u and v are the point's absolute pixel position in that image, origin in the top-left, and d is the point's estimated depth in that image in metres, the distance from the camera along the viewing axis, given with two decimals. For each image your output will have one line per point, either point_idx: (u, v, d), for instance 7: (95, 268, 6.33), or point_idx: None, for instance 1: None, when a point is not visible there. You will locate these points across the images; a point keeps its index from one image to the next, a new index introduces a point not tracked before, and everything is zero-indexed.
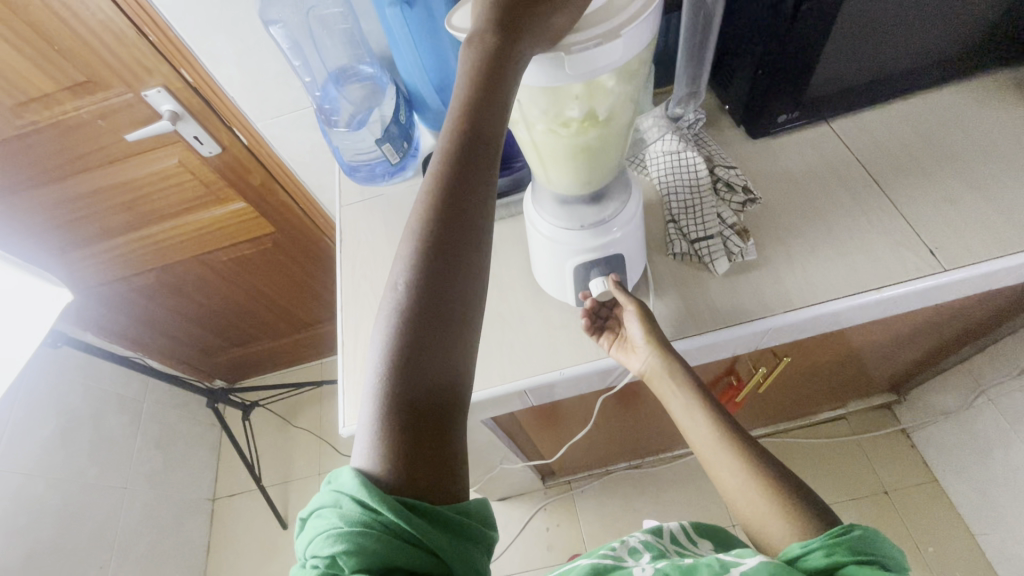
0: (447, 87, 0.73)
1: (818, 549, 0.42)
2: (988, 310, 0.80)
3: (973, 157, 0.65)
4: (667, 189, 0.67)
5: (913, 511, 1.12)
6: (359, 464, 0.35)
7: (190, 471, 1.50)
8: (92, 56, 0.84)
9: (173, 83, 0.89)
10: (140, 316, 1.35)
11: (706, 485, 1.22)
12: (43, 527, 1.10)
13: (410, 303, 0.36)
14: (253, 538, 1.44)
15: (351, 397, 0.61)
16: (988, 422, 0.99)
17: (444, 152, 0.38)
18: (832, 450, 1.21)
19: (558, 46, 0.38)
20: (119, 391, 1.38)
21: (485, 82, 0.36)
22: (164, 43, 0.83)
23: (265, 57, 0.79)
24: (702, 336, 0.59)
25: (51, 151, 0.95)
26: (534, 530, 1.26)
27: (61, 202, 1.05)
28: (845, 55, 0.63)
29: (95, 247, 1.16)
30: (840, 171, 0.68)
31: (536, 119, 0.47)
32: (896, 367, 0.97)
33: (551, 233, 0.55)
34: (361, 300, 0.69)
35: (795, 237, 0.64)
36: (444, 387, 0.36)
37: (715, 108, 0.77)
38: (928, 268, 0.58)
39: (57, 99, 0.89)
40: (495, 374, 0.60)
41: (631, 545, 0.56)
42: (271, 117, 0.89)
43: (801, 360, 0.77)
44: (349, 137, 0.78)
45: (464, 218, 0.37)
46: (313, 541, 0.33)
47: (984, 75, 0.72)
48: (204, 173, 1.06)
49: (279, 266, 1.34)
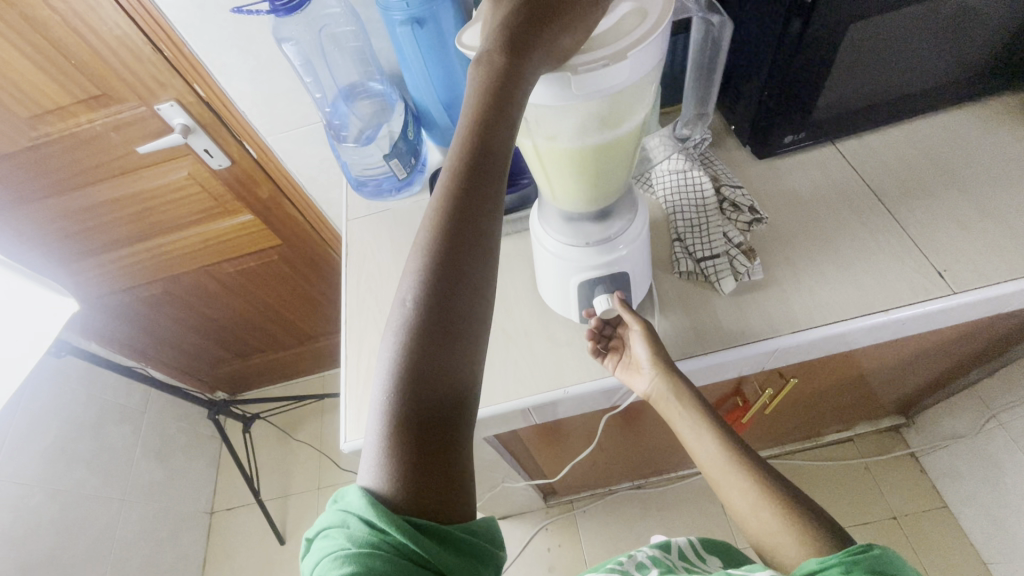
0: (456, 104, 0.74)
1: (836, 566, 0.41)
2: (999, 334, 0.79)
3: (982, 182, 0.65)
4: (673, 207, 0.67)
5: (923, 537, 1.10)
6: (366, 483, 0.35)
7: (189, 483, 1.48)
8: (107, 70, 0.86)
9: (185, 98, 0.91)
10: (144, 326, 1.35)
11: (712, 507, 1.21)
12: (40, 539, 1.09)
13: (417, 319, 0.36)
14: (250, 553, 1.42)
15: (353, 413, 0.60)
16: (1000, 448, 0.97)
17: (450, 170, 0.38)
18: (840, 473, 1.19)
19: (564, 67, 0.39)
20: (120, 401, 1.37)
21: (497, 100, 0.37)
22: (178, 58, 0.84)
23: (278, 74, 0.81)
24: (709, 356, 0.58)
25: (63, 162, 0.97)
26: (535, 549, 1.24)
27: (70, 213, 1.06)
28: (849, 79, 0.64)
29: (104, 257, 1.17)
30: (847, 193, 0.68)
31: (542, 143, 0.48)
32: (905, 389, 0.95)
33: (557, 250, 0.55)
34: (366, 314, 0.69)
35: (802, 257, 0.63)
36: (450, 403, 0.36)
37: (721, 128, 0.78)
38: (938, 291, 0.58)
39: (71, 112, 0.90)
40: (499, 392, 0.59)
41: (639, 560, 0.55)
42: (281, 132, 0.90)
43: (809, 381, 0.76)
44: (357, 153, 0.79)
45: (472, 235, 0.37)
46: (319, 563, 0.32)
47: (988, 100, 0.72)
48: (214, 186, 1.08)
49: (286, 280, 1.35)
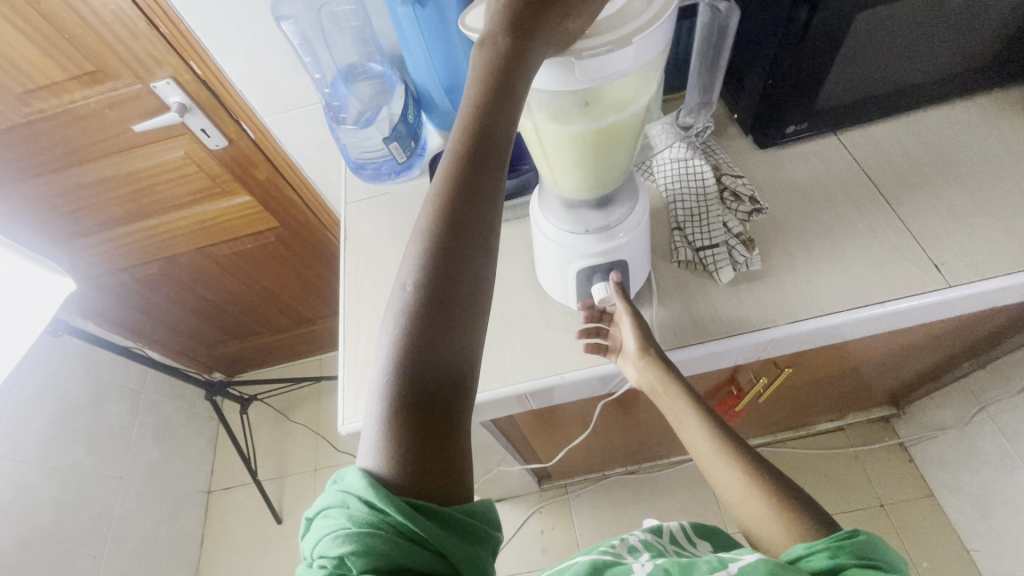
0: (457, 87, 0.73)
1: (822, 551, 0.41)
2: (991, 327, 0.80)
3: (981, 175, 0.65)
4: (673, 195, 0.67)
5: (909, 525, 1.12)
6: (366, 464, 0.35)
7: (186, 462, 1.50)
8: (102, 46, 0.84)
9: (182, 75, 0.90)
10: (140, 307, 1.35)
11: (703, 492, 1.23)
12: (39, 515, 1.10)
13: (417, 303, 0.36)
14: (247, 532, 1.44)
15: (350, 395, 0.61)
16: (987, 440, 0.99)
17: (452, 154, 0.37)
18: (830, 461, 1.21)
19: (568, 51, 0.38)
20: (118, 380, 1.37)
21: (500, 84, 0.36)
22: (174, 35, 0.83)
23: (276, 52, 0.80)
24: (704, 345, 0.59)
25: (58, 139, 0.95)
26: (528, 532, 1.26)
27: (65, 191, 1.05)
28: (854, 69, 0.63)
29: (100, 236, 1.16)
30: (847, 184, 0.68)
31: (543, 124, 0.47)
32: (897, 381, 0.96)
33: (556, 236, 0.55)
34: (364, 297, 0.69)
35: (800, 248, 0.64)
36: (449, 387, 0.36)
37: (723, 117, 0.77)
38: (934, 284, 0.58)
39: (65, 88, 0.89)
40: (497, 377, 0.60)
41: (631, 543, 0.55)
42: (279, 112, 0.89)
43: (803, 371, 0.77)
44: (356, 134, 0.78)
45: (474, 220, 0.37)
46: (320, 542, 0.33)
47: (992, 93, 0.72)
48: (210, 165, 1.07)
49: (283, 262, 1.35)
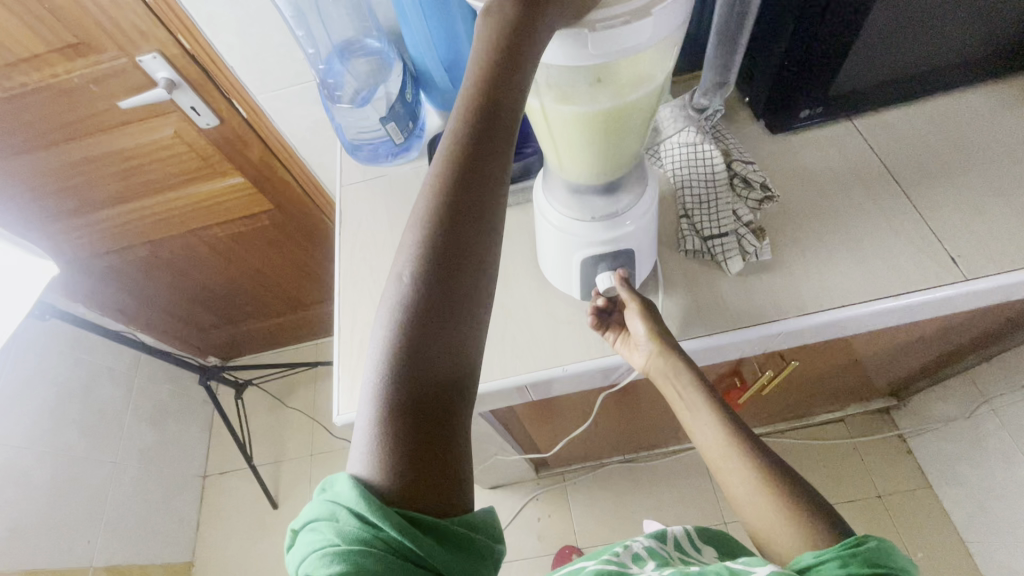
0: (457, 65, 0.70)
1: (832, 559, 0.40)
2: (1000, 321, 0.78)
3: (1000, 165, 0.63)
4: (682, 181, 0.64)
5: (905, 516, 1.13)
6: (358, 472, 0.33)
7: (181, 447, 1.48)
8: (84, 17, 0.80)
9: (169, 50, 0.86)
10: (131, 290, 1.32)
11: (701, 482, 1.22)
12: (30, 500, 1.09)
13: (415, 297, 0.34)
14: (243, 517, 1.44)
15: (346, 386, 0.59)
16: (988, 432, 0.98)
17: (454, 135, 0.35)
18: (828, 451, 1.21)
19: (581, 22, 0.35)
20: (110, 364, 1.35)
21: (508, 59, 0.34)
22: (160, 6, 0.79)
23: (268, 26, 0.76)
24: (712, 337, 0.57)
25: (41, 116, 0.92)
26: (525, 518, 1.26)
27: (50, 170, 1.02)
28: (876, 51, 0.60)
29: (88, 218, 1.13)
30: (862, 172, 0.65)
31: (551, 105, 0.44)
32: (900, 373, 0.95)
33: (561, 223, 0.53)
34: (360, 284, 0.67)
35: (812, 238, 0.62)
36: (449, 387, 0.34)
37: (734, 100, 0.75)
38: (950, 277, 0.56)
39: (47, 61, 0.84)
40: (497, 368, 0.58)
41: (635, 551, 0.54)
42: (272, 90, 0.86)
43: (808, 363, 0.76)
44: (352, 114, 0.74)
45: (476, 208, 0.35)
46: (306, 559, 0.32)
47: (1012, 78, 0.69)
48: (201, 145, 1.03)
49: (277, 246, 1.32)
